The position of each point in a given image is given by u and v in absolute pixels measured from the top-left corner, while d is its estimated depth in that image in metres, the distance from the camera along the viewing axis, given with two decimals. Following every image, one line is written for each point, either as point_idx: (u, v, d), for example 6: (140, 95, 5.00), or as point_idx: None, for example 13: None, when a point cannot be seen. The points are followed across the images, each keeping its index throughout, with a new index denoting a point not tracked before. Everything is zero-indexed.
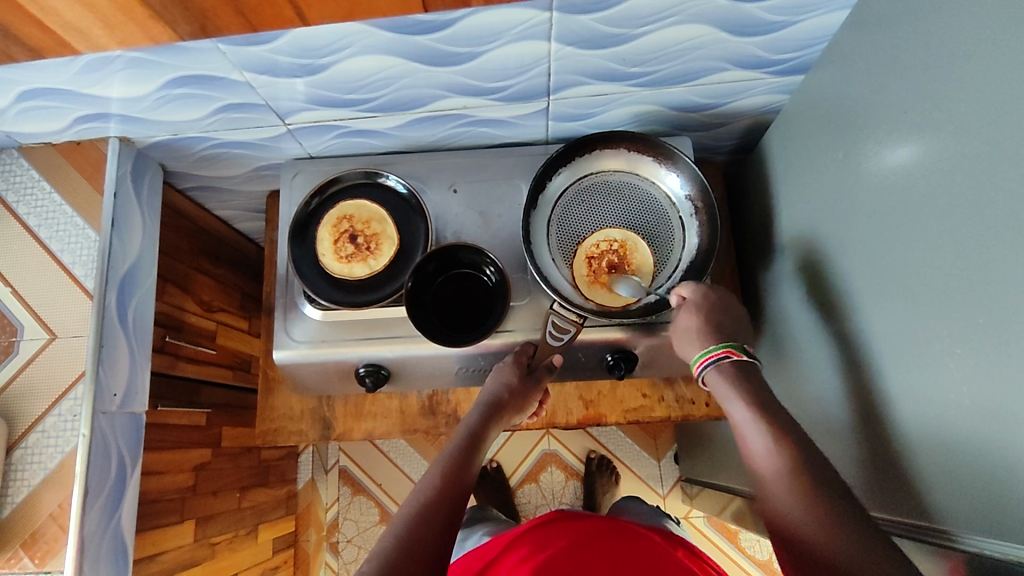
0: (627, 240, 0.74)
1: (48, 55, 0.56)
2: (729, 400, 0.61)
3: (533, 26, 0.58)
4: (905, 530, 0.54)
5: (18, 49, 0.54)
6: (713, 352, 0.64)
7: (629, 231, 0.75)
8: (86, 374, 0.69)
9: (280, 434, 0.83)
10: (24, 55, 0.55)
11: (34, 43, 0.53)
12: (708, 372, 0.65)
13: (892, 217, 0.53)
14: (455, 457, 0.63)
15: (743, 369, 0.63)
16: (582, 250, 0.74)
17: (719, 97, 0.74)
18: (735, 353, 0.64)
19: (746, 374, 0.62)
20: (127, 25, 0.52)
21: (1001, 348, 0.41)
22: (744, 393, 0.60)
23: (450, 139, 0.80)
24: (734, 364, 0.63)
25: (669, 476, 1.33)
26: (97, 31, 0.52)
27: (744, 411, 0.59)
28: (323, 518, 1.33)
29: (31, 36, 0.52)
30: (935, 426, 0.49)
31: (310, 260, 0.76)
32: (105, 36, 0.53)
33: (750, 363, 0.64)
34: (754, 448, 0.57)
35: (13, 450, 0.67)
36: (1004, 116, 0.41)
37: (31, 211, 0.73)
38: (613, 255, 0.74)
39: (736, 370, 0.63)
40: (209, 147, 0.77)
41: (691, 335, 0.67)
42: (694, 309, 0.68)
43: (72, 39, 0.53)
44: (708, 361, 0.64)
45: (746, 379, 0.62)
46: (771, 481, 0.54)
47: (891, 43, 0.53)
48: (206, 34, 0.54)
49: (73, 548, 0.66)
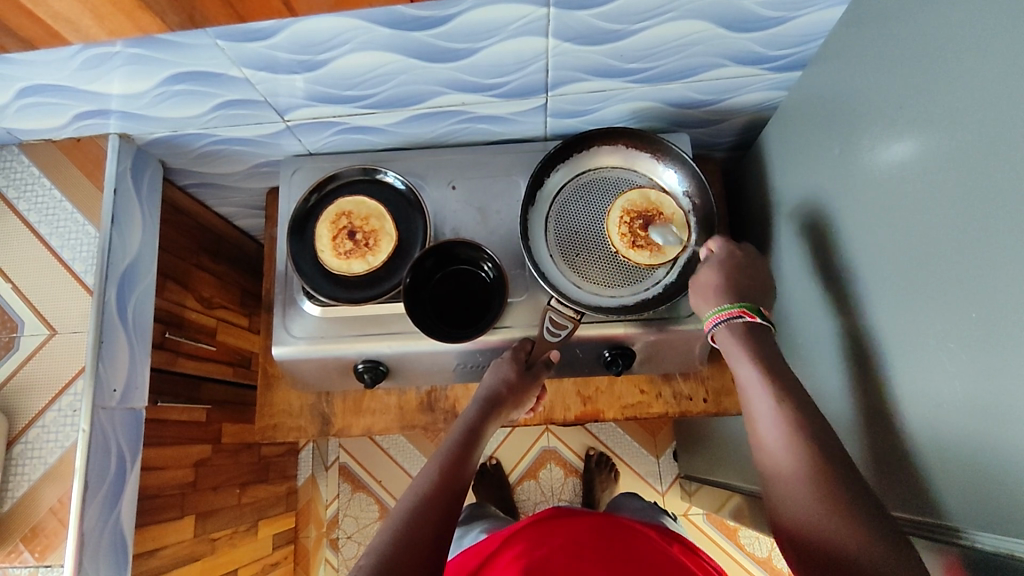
0: (626, 203, 0.75)
1: (39, 46, 0.56)
2: (739, 360, 0.62)
3: (530, 22, 0.58)
4: (907, 527, 0.54)
5: (9, 40, 0.55)
6: (723, 312, 0.65)
7: (619, 197, 0.75)
8: (85, 369, 0.69)
9: (279, 430, 0.84)
10: (16, 47, 0.56)
11: (23, 34, 0.54)
12: (719, 330, 0.65)
13: (890, 212, 0.54)
14: (452, 453, 0.63)
15: (754, 331, 0.63)
16: (610, 232, 0.75)
17: (718, 93, 0.74)
18: (748, 314, 0.64)
19: (758, 336, 0.63)
20: (115, 16, 0.52)
21: (999, 343, 0.42)
22: (755, 356, 0.61)
23: (449, 135, 0.80)
24: (747, 325, 0.63)
25: (669, 472, 1.33)
26: (85, 21, 0.52)
27: (752, 372, 0.60)
28: (323, 514, 1.33)
29: (21, 27, 0.53)
30: (935, 420, 0.49)
31: (308, 256, 0.76)
32: (94, 27, 0.53)
33: (764, 326, 0.64)
34: (759, 410, 0.58)
35: (14, 445, 0.68)
36: (1001, 112, 0.41)
37: (32, 207, 0.73)
38: (637, 224, 0.74)
39: (748, 331, 0.63)
40: (208, 143, 0.77)
41: (708, 291, 0.67)
42: (716, 266, 0.68)
43: (61, 30, 0.53)
44: (719, 319, 0.65)
45: (758, 340, 0.62)
46: (775, 463, 0.55)
47: (888, 38, 0.53)
48: (194, 25, 0.54)
49: (72, 542, 0.66)
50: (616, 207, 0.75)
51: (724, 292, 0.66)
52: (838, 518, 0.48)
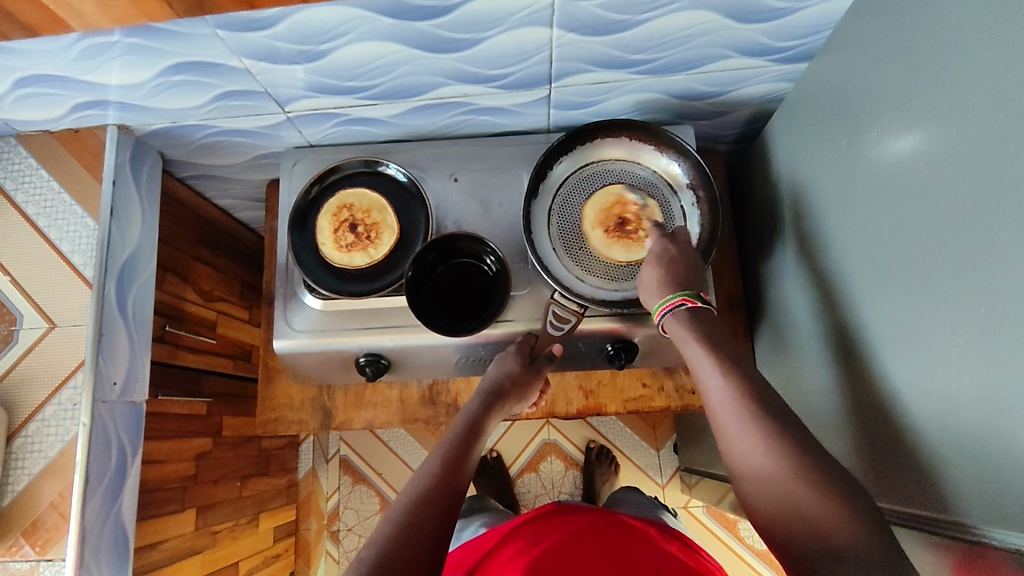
0: (612, 245, 0.74)
1: (42, 33, 0.55)
2: (688, 344, 0.62)
3: (535, 13, 0.57)
4: (890, 516, 0.57)
5: (10, 26, 0.54)
6: (670, 301, 0.64)
7: (607, 250, 0.74)
8: (85, 363, 0.69)
9: (281, 423, 0.83)
10: (19, 34, 0.55)
11: (25, 19, 0.53)
12: (666, 321, 0.65)
13: (894, 205, 0.53)
14: (455, 446, 0.63)
15: (698, 316, 0.63)
16: (642, 252, 0.73)
17: (722, 85, 0.73)
18: (691, 301, 0.64)
19: (705, 320, 0.63)
20: (123, 4, 0.52)
21: (1006, 340, 0.41)
22: (706, 340, 0.61)
23: (451, 127, 0.79)
24: (691, 312, 0.63)
25: (669, 466, 1.34)
26: (90, 6, 0.51)
27: (707, 358, 0.59)
28: (324, 506, 1.34)
29: (24, 13, 0.52)
30: (938, 416, 0.49)
31: (309, 248, 0.75)
32: (99, 12, 0.52)
33: (706, 311, 0.64)
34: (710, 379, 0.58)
35: (14, 438, 0.68)
36: (1010, 108, 0.40)
37: (29, 199, 0.73)
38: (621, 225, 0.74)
39: (692, 317, 0.63)
40: (208, 135, 0.76)
41: (651, 284, 0.67)
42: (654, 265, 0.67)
43: (65, 16, 0.53)
44: (666, 310, 0.64)
45: (703, 322, 0.63)
46: (743, 452, 0.54)
47: (897, 29, 0.52)
48: (203, 12, 0.53)
49: (73, 536, 0.66)
50: (615, 250, 0.74)
51: (692, 286, 0.66)
52: (819, 493, 0.48)
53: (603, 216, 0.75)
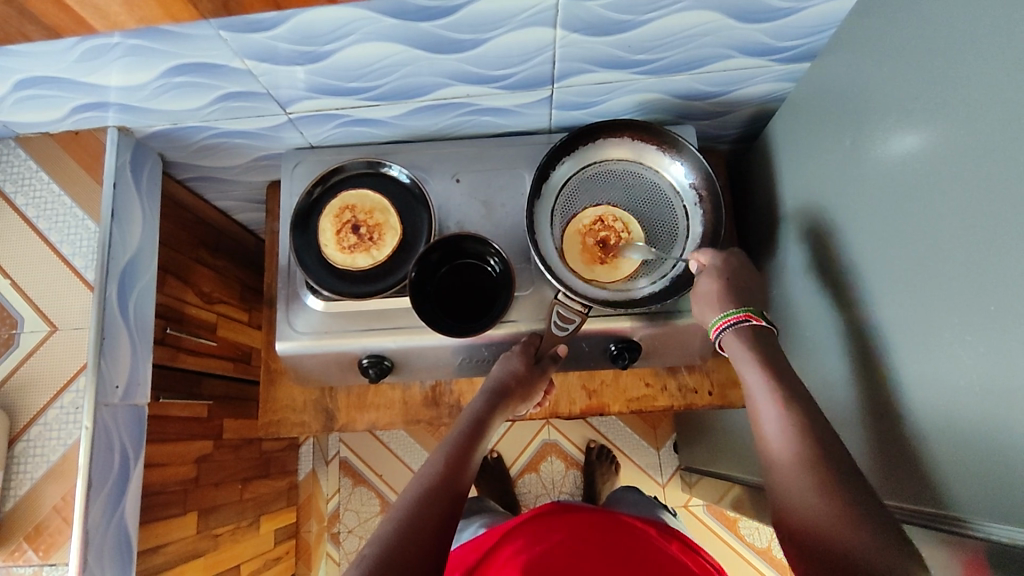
0: (622, 259, 0.73)
1: (63, 34, 0.55)
2: (744, 361, 0.62)
3: (538, 13, 0.58)
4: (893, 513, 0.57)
5: (32, 28, 0.53)
6: (730, 317, 0.65)
7: (625, 264, 0.73)
8: (87, 366, 0.69)
9: (283, 425, 0.83)
10: (39, 34, 0.55)
11: (46, 20, 0.52)
12: (725, 336, 0.65)
13: (897, 203, 0.54)
14: (458, 445, 0.63)
15: (759, 335, 0.64)
16: (633, 220, 0.75)
17: (724, 85, 0.73)
18: (754, 318, 0.65)
19: (763, 340, 0.63)
20: (149, 4, 0.51)
21: (1011, 336, 0.41)
22: (761, 359, 0.61)
23: (452, 128, 0.79)
24: (754, 329, 0.64)
25: (669, 464, 1.34)
26: (114, 7, 0.51)
27: (758, 376, 0.60)
28: (324, 508, 1.33)
29: (47, 14, 0.52)
30: (944, 413, 0.49)
31: (312, 250, 0.75)
32: (124, 14, 0.52)
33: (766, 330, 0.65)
34: (755, 390, 0.60)
35: (16, 443, 0.67)
36: (1014, 107, 0.41)
37: (29, 201, 0.72)
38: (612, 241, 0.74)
39: (753, 335, 0.64)
40: (209, 136, 0.76)
41: (709, 297, 0.67)
42: (714, 274, 0.68)
43: (88, 17, 0.52)
44: (728, 322, 0.65)
45: (763, 342, 0.63)
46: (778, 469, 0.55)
47: (900, 29, 0.52)
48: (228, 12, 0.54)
49: (76, 540, 0.65)
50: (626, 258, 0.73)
51: None
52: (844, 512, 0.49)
53: (585, 254, 0.73)
